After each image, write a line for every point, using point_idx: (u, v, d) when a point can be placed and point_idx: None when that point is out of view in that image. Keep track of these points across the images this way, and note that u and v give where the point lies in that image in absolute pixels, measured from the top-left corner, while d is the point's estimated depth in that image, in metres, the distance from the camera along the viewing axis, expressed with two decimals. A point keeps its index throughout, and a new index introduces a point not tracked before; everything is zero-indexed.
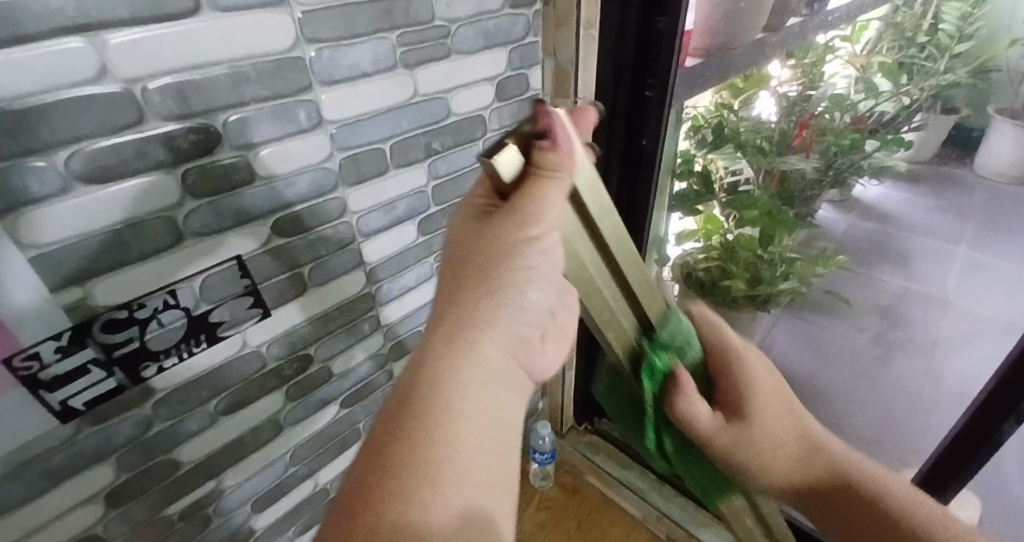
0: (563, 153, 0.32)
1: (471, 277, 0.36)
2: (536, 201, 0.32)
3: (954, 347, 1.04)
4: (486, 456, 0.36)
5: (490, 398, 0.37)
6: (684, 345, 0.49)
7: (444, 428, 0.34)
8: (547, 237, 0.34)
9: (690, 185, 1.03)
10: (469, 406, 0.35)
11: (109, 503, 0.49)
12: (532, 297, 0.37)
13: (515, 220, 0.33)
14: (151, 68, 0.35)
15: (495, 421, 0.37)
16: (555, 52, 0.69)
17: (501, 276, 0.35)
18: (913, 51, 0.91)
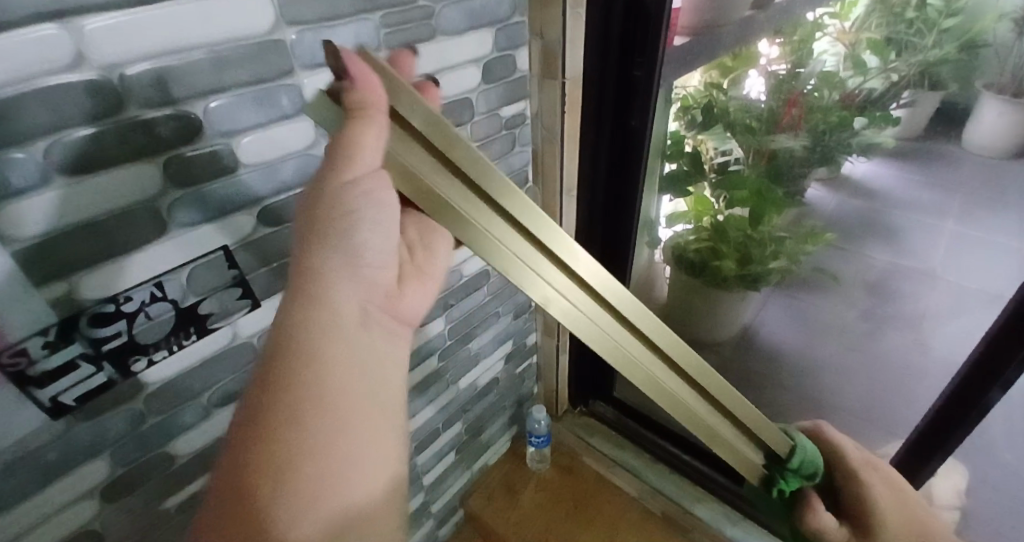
0: (361, 89, 0.32)
1: (313, 240, 0.38)
2: (356, 149, 0.33)
3: (941, 318, 1.06)
4: (354, 406, 0.41)
5: (351, 351, 0.41)
6: (811, 470, 0.75)
7: (306, 389, 0.38)
8: (369, 179, 0.36)
9: (680, 166, 1.06)
10: (333, 362, 0.39)
11: (106, 498, 0.49)
12: (374, 240, 0.40)
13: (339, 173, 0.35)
14: (129, 53, 0.34)
15: (360, 371, 0.41)
16: (542, 33, 0.68)
17: (338, 230, 0.38)
18: (901, 27, 0.88)
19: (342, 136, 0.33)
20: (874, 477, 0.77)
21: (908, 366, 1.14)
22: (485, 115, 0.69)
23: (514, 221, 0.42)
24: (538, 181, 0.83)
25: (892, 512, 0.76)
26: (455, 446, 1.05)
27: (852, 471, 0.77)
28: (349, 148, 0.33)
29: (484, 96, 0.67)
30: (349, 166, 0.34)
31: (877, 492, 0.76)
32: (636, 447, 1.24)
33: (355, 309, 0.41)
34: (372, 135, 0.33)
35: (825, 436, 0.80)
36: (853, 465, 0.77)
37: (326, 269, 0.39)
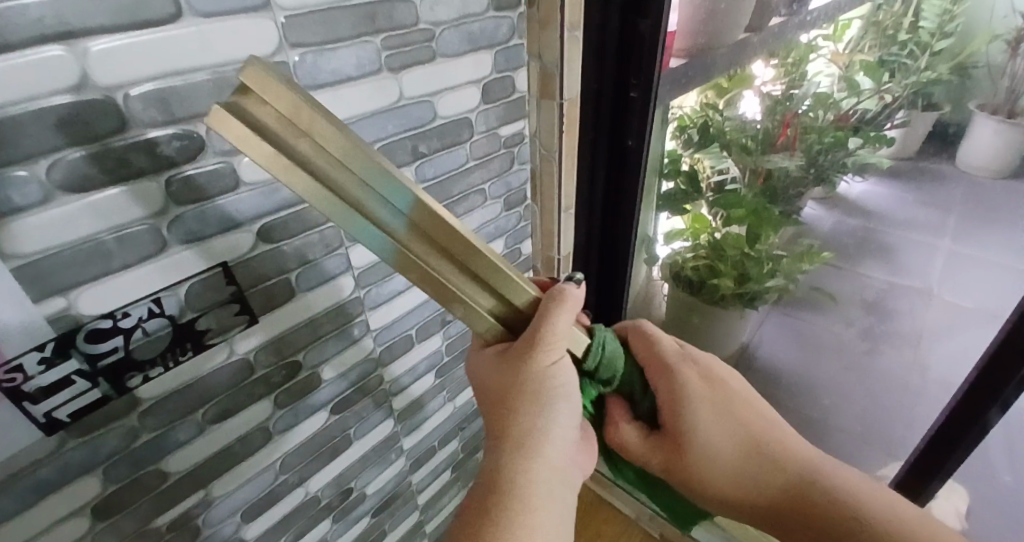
0: (567, 306, 0.45)
1: (522, 395, 0.46)
2: (551, 330, 0.45)
3: (940, 336, 1.05)
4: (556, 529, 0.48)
5: (553, 483, 0.48)
6: (610, 375, 0.53)
7: (526, 515, 0.46)
8: (563, 364, 0.47)
9: (677, 185, 1.07)
10: (542, 495, 0.47)
11: (95, 516, 0.48)
12: (567, 407, 0.48)
13: (539, 352, 0.45)
14: (133, 74, 0.34)
15: (558, 497, 0.49)
16: (540, 55, 0.68)
17: (546, 395, 0.46)
18: (894, 49, 0.89)
19: (544, 330, 0.45)
20: (688, 371, 0.56)
21: (905, 385, 1.12)
22: (484, 134, 0.70)
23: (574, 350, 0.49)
24: (537, 200, 0.84)
25: (711, 420, 0.56)
26: (451, 464, 1.04)
27: (665, 365, 0.56)
28: (549, 332, 0.45)
29: (483, 116, 0.68)
30: (545, 347, 0.45)
31: (689, 392, 0.55)
32: None
33: (561, 459, 0.49)
34: (561, 318, 0.45)
35: (645, 333, 0.58)
36: (671, 359, 0.56)
37: (534, 422, 0.47)
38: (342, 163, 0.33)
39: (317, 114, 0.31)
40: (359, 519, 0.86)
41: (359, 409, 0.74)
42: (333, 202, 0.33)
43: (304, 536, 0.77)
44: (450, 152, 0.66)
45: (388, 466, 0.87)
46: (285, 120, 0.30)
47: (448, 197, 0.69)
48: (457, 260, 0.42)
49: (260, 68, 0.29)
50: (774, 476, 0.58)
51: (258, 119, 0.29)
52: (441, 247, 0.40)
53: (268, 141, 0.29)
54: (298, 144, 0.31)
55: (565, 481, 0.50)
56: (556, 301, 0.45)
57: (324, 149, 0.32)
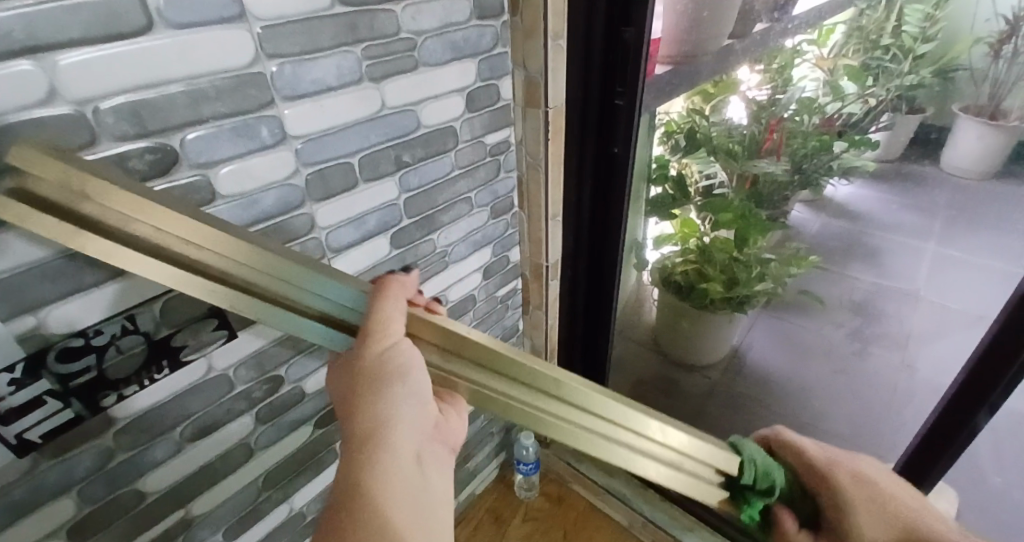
0: (393, 290, 0.42)
1: (359, 384, 0.38)
2: (381, 314, 0.41)
3: (927, 338, 1.07)
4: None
5: (415, 487, 0.37)
6: None
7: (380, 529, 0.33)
8: (403, 344, 0.41)
9: (665, 190, 1.08)
10: (404, 490, 0.36)
11: (70, 539, 0.47)
12: (417, 387, 0.40)
13: (371, 336, 0.40)
14: (103, 87, 0.34)
15: (425, 506, 0.37)
16: (525, 63, 0.68)
17: (386, 376, 0.38)
18: (878, 53, 0.91)
19: (373, 318, 0.40)
20: (839, 473, 0.52)
21: (892, 388, 1.13)
22: (470, 142, 0.69)
23: (488, 367, 0.49)
24: (524, 204, 0.84)
25: None
26: None
27: (818, 471, 0.52)
28: (376, 315, 0.40)
29: (468, 124, 0.68)
30: (382, 331, 0.40)
31: None
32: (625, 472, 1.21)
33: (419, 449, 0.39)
34: (389, 303, 0.41)
35: None
36: (817, 464, 0.53)
37: (382, 414, 0.37)
38: (145, 224, 0.32)
39: (97, 179, 0.30)
40: None
41: None
42: (157, 264, 0.34)
43: None
44: (434, 160, 0.65)
45: None
46: (72, 194, 0.29)
47: (433, 206, 0.68)
48: (321, 297, 0.42)
49: (34, 149, 0.29)
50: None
51: (42, 197, 0.29)
52: (303, 287, 0.41)
53: (56, 215, 0.29)
54: (92, 212, 0.30)
55: (430, 480, 0.39)
56: (385, 291, 0.42)
57: (115, 210, 0.31)
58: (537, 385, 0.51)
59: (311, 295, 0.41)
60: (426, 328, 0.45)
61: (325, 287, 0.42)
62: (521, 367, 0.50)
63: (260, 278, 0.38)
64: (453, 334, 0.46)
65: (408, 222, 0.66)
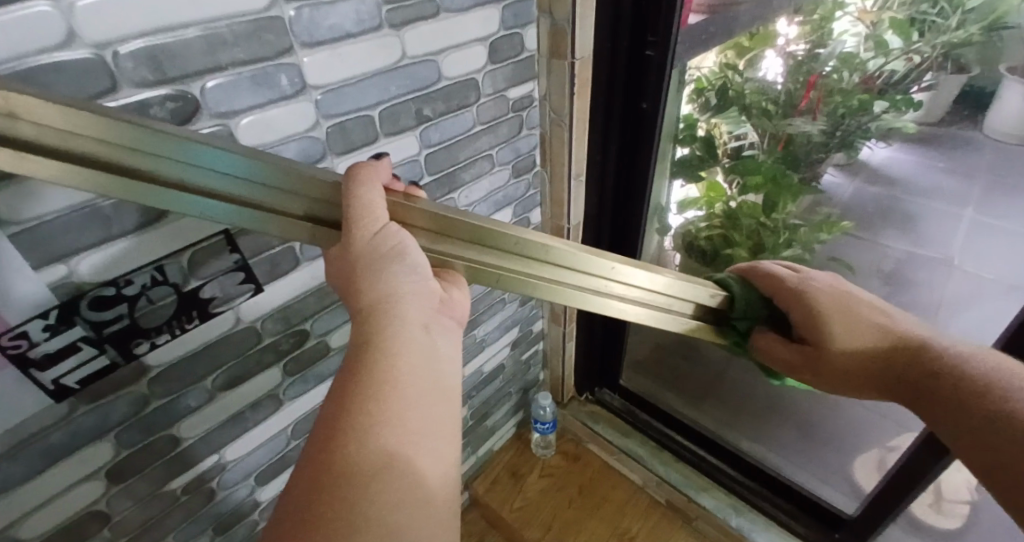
0: (367, 171, 0.38)
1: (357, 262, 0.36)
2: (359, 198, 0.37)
3: (959, 308, 1.00)
4: (440, 428, 0.33)
5: (426, 351, 0.35)
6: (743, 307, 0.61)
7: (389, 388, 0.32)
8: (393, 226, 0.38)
9: (692, 151, 1.05)
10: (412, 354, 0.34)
11: (110, 480, 0.49)
12: (415, 264, 0.37)
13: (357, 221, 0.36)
14: (120, 30, 0.33)
15: (438, 374, 0.35)
16: (551, 10, 0.65)
17: (379, 253, 0.36)
18: (924, 6, 0.81)
19: (353, 201, 0.37)
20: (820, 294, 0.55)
21: None
22: (492, 96, 0.67)
23: (479, 243, 0.47)
24: (547, 162, 0.82)
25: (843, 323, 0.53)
26: None
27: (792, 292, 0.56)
28: (356, 198, 0.37)
29: (491, 77, 0.65)
30: (367, 216, 0.36)
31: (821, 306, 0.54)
32: (641, 434, 1.23)
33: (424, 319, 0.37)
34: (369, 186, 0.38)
35: (763, 270, 0.60)
36: (790, 285, 0.56)
37: (384, 289, 0.35)
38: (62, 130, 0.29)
39: (15, 93, 0.26)
40: None
41: None
42: (61, 166, 0.30)
43: None
44: (456, 115, 0.63)
45: None
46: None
47: (455, 162, 0.67)
48: (233, 180, 0.36)
49: None
50: (928, 381, 0.50)
51: None
52: (196, 164, 0.34)
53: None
54: (16, 130, 0.27)
55: (440, 348, 0.37)
56: (355, 176, 0.37)
57: (46, 126, 0.28)
58: (530, 253, 0.50)
59: (193, 169, 0.34)
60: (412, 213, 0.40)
61: (206, 156, 0.34)
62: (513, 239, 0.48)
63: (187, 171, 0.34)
64: (440, 215, 0.43)
65: (430, 180, 0.65)
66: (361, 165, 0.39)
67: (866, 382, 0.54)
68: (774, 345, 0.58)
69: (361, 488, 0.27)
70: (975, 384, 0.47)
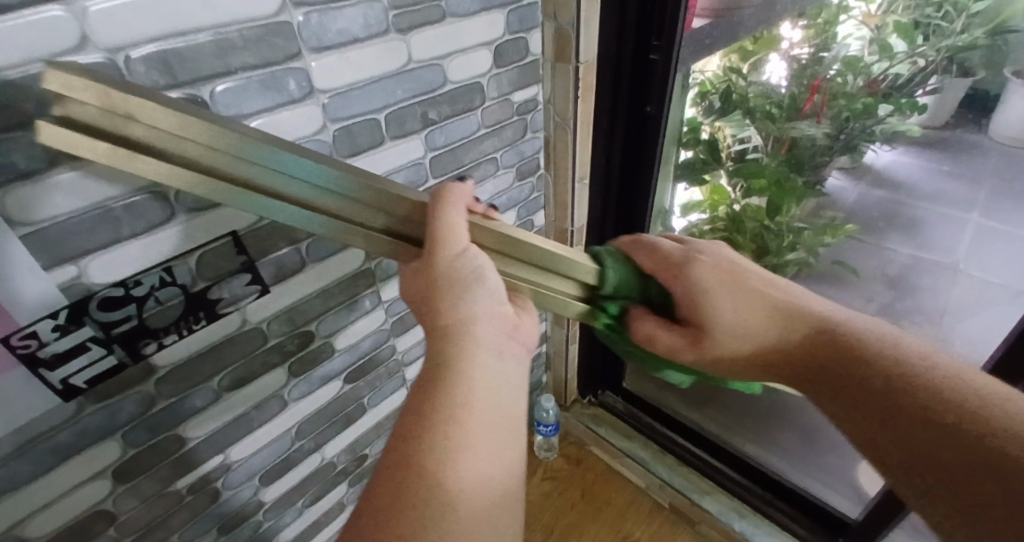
0: (456, 195, 0.39)
1: (437, 286, 0.37)
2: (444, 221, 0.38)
3: (961, 314, 1.00)
4: (504, 449, 0.36)
5: (496, 373, 0.37)
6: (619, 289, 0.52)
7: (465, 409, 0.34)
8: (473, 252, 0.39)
9: (696, 154, 1.04)
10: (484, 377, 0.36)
11: (117, 479, 0.50)
12: (490, 290, 0.39)
13: (439, 244, 0.38)
14: (133, 35, 0.33)
15: (505, 397, 0.38)
16: (556, 14, 0.65)
17: (456, 279, 0.38)
18: (929, 10, 0.82)
19: (437, 224, 0.38)
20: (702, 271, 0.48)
21: None
22: (497, 100, 0.67)
23: (546, 267, 0.49)
24: (551, 165, 0.82)
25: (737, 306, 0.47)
26: None
27: (672, 266, 0.49)
28: (438, 221, 0.38)
29: (496, 81, 0.65)
30: (447, 236, 0.38)
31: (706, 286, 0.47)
32: (644, 438, 1.22)
33: (496, 342, 0.39)
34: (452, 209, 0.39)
35: (643, 243, 0.53)
36: (675, 262, 0.49)
37: (461, 314, 0.37)
38: (171, 134, 0.31)
39: (136, 98, 0.29)
40: None
41: (371, 379, 0.75)
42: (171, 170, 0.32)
43: (321, 499, 0.79)
44: (461, 118, 0.64)
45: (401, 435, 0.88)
46: (106, 112, 0.30)
47: (460, 165, 0.67)
48: (320, 190, 0.38)
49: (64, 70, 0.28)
50: (828, 364, 0.44)
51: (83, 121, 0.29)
52: (287, 174, 0.36)
53: (101, 139, 0.30)
54: (128, 129, 0.31)
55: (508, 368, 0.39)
56: (444, 196, 0.39)
57: (158, 128, 0.31)
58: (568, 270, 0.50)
59: (288, 179, 0.36)
60: (481, 232, 0.42)
61: (300, 168, 0.36)
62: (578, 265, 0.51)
63: (276, 179, 0.36)
64: (502, 234, 0.43)
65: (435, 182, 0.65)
66: (447, 187, 0.39)
67: (767, 368, 0.48)
68: (654, 328, 0.50)
69: (425, 507, 0.31)
70: (887, 367, 0.41)
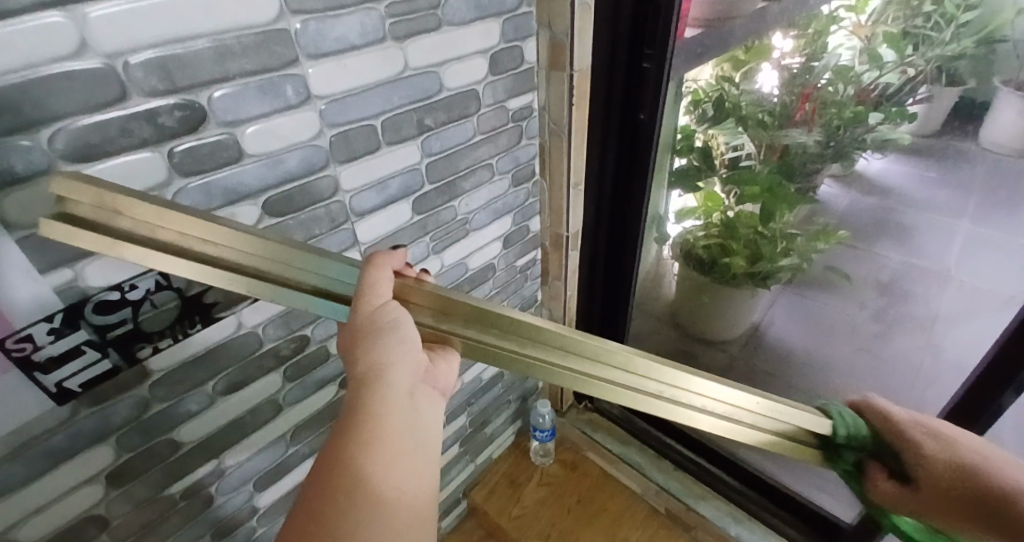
0: (385, 256, 0.42)
1: (355, 335, 0.39)
2: (370, 279, 0.40)
3: (953, 321, 1.03)
4: (415, 491, 0.36)
5: (410, 417, 0.38)
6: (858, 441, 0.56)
7: (370, 448, 0.35)
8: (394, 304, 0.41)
9: (690, 161, 1.06)
10: (394, 419, 0.37)
11: (109, 484, 0.49)
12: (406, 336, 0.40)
13: (363, 299, 0.40)
14: (132, 41, 0.34)
15: (418, 439, 0.38)
16: (550, 23, 0.66)
17: (371, 327, 0.39)
18: (918, 20, 0.83)
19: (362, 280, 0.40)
20: (911, 428, 0.54)
21: (917, 369, 1.09)
22: (492, 107, 0.68)
23: (495, 327, 0.48)
24: (547, 171, 0.83)
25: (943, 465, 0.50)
26: (460, 438, 1.06)
27: (893, 428, 0.54)
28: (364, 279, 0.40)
29: (491, 88, 0.66)
30: (371, 292, 0.40)
31: (924, 451, 0.52)
32: (641, 443, 1.24)
33: (411, 385, 0.39)
34: (377, 267, 0.41)
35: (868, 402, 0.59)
36: (894, 423, 0.55)
37: (376, 360, 0.38)
38: (155, 224, 0.35)
39: (122, 196, 0.33)
40: None
41: None
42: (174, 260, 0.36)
43: None
44: (456, 125, 0.64)
45: None
46: (98, 208, 0.33)
47: (455, 171, 0.68)
48: (321, 275, 0.42)
49: (68, 174, 0.32)
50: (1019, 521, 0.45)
51: (77, 215, 0.32)
52: (282, 261, 0.40)
53: (91, 230, 0.33)
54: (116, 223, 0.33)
55: (422, 412, 0.39)
56: (376, 259, 0.41)
57: (142, 220, 0.34)
58: (530, 334, 0.49)
59: (292, 269, 0.41)
60: (415, 292, 0.43)
61: (309, 262, 0.41)
62: (507, 319, 0.48)
63: (259, 262, 0.40)
64: (444, 295, 0.45)
65: (430, 188, 0.66)
66: (386, 251, 0.42)
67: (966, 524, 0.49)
68: (885, 485, 0.54)
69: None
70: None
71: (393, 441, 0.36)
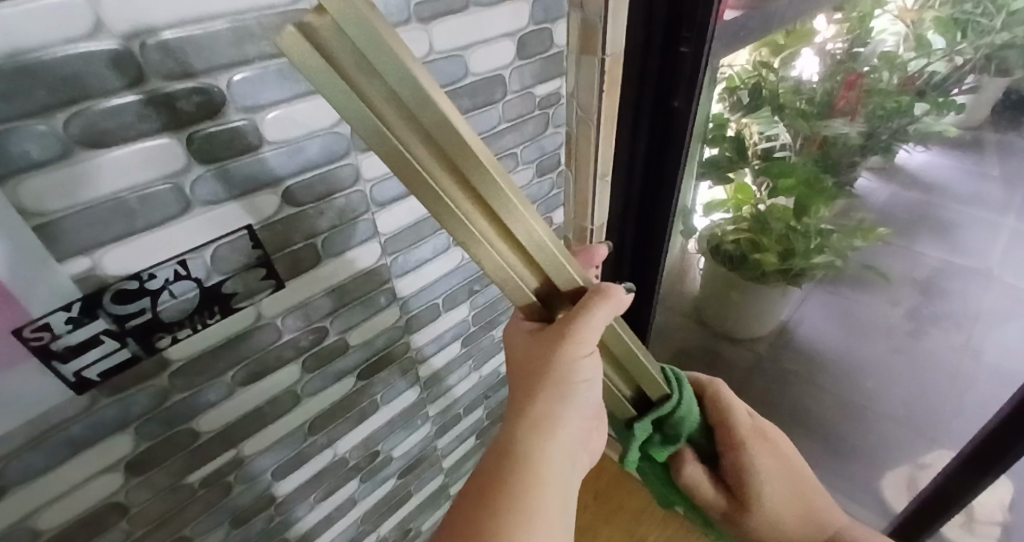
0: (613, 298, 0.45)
1: (546, 378, 0.45)
2: (590, 321, 0.44)
3: (994, 322, 0.99)
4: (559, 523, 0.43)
5: (566, 464, 0.46)
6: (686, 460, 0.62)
7: (536, 488, 0.42)
8: (591, 355, 0.46)
9: (722, 151, 0.99)
10: (556, 461, 0.44)
11: (129, 472, 0.49)
12: (587, 396, 0.47)
13: (568, 340, 0.44)
14: (149, 21, 0.32)
15: (567, 478, 0.46)
16: (582, 4, 0.63)
17: (562, 374, 0.45)
18: (969, 6, 0.77)
19: (580, 315, 0.44)
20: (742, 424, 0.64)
21: (953, 374, 1.05)
22: (519, 93, 0.65)
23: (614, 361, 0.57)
24: (572, 164, 0.80)
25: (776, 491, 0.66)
26: (477, 430, 1.07)
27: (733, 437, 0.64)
28: (583, 320, 0.44)
29: (518, 73, 0.63)
30: (584, 331, 0.44)
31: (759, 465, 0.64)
32: None
33: (573, 442, 0.47)
34: (603, 310, 0.44)
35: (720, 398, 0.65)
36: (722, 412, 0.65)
37: (554, 409, 0.45)
38: (410, 111, 0.29)
39: (398, 48, 0.26)
40: (386, 479, 0.89)
41: (385, 375, 0.74)
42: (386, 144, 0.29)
43: (333, 494, 0.79)
44: (481, 112, 0.62)
45: (414, 432, 0.88)
46: (359, 56, 0.25)
47: None
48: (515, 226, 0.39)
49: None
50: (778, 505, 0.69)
51: (327, 48, 0.24)
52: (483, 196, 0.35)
53: (336, 68, 0.25)
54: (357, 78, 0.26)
55: (574, 461, 0.47)
56: (602, 299, 0.45)
57: (389, 86, 0.27)
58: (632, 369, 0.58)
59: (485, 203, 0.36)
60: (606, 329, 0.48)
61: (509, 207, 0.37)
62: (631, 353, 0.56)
63: (456, 190, 0.34)
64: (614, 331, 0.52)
65: None
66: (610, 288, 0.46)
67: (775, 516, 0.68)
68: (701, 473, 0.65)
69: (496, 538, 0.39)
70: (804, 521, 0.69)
71: (554, 478, 0.44)
